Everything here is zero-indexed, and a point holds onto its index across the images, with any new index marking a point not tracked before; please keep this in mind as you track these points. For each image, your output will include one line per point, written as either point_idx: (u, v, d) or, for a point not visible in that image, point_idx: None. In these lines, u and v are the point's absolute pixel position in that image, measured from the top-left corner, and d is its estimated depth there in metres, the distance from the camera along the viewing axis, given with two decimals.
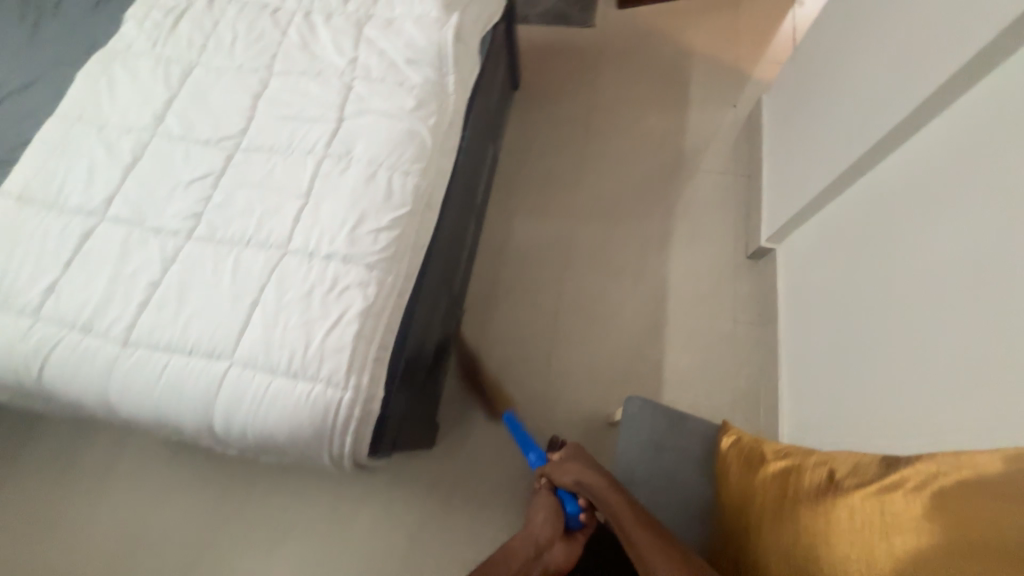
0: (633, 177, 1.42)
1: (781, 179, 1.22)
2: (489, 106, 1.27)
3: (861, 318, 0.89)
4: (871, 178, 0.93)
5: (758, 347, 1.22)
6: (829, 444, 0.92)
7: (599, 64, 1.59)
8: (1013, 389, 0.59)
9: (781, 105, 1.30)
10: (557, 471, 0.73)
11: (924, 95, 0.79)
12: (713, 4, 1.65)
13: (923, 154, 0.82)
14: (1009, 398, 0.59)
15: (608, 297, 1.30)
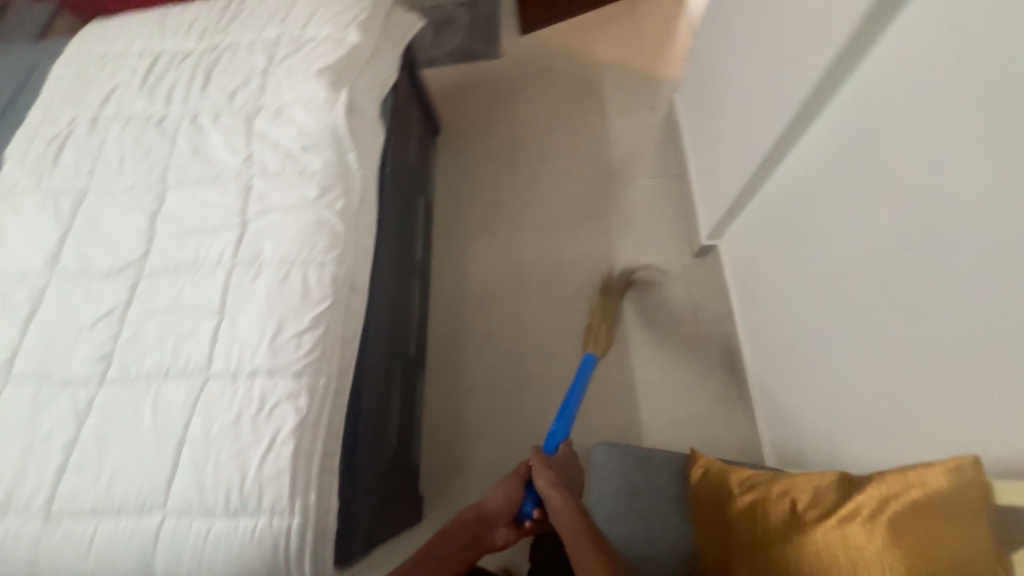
0: (569, 199, 1.42)
1: (707, 175, 1.23)
2: (408, 161, 1.25)
3: (807, 306, 0.89)
4: (788, 167, 0.94)
5: (724, 344, 1.21)
6: (806, 437, 0.91)
7: (514, 93, 1.60)
8: (954, 369, 0.59)
9: (691, 103, 1.32)
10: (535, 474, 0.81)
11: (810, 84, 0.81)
12: (610, 15, 1.69)
13: (824, 139, 0.82)
14: (953, 378, 0.59)
15: (568, 324, 1.28)
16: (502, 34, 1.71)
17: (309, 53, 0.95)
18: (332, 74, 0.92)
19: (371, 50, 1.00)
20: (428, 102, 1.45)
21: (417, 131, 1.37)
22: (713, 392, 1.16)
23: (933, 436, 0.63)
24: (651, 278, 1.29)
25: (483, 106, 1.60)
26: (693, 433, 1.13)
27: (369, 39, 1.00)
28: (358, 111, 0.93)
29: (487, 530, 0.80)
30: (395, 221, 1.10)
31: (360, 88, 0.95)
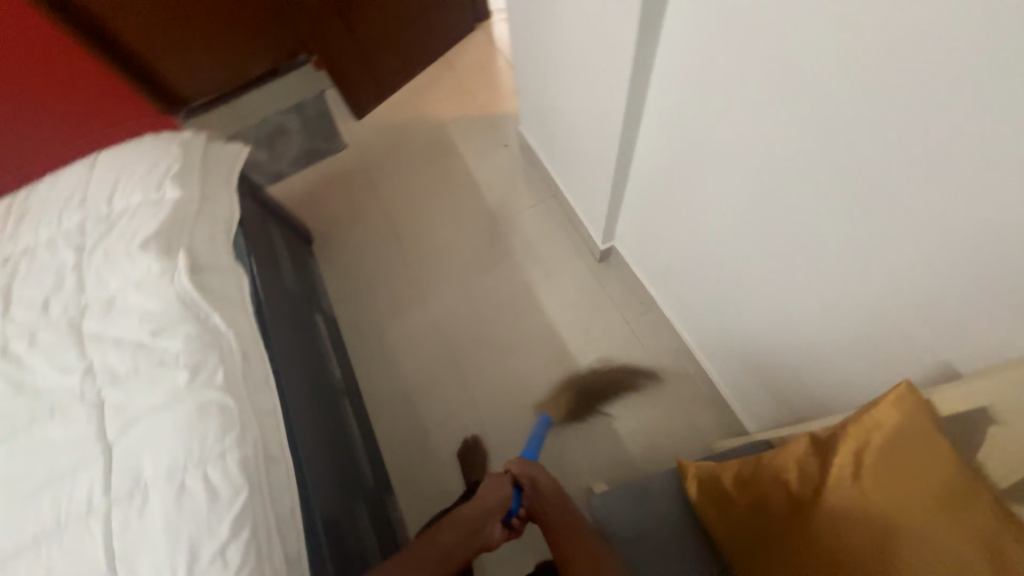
0: (466, 256, 1.40)
1: (577, 188, 1.26)
2: (286, 284, 1.14)
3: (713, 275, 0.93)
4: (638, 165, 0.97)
5: (662, 334, 1.20)
6: (767, 391, 0.93)
7: (373, 177, 1.57)
8: (853, 291, 0.63)
9: (536, 130, 1.37)
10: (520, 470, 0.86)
11: None
12: (433, 76, 1.74)
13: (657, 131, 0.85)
14: (856, 299, 0.63)
15: (518, 376, 1.23)
16: (340, 126, 1.69)
17: (125, 228, 0.83)
18: (159, 240, 0.81)
19: (198, 199, 0.90)
20: (287, 217, 1.36)
21: (286, 250, 1.27)
22: (672, 382, 1.16)
23: (874, 352, 0.65)
24: (572, 298, 1.29)
25: (347, 199, 1.55)
26: (672, 429, 1.12)
27: (192, 188, 0.91)
28: (208, 266, 0.83)
29: (479, 529, 0.78)
30: (296, 356, 0.99)
31: (199, 241, 0.85)
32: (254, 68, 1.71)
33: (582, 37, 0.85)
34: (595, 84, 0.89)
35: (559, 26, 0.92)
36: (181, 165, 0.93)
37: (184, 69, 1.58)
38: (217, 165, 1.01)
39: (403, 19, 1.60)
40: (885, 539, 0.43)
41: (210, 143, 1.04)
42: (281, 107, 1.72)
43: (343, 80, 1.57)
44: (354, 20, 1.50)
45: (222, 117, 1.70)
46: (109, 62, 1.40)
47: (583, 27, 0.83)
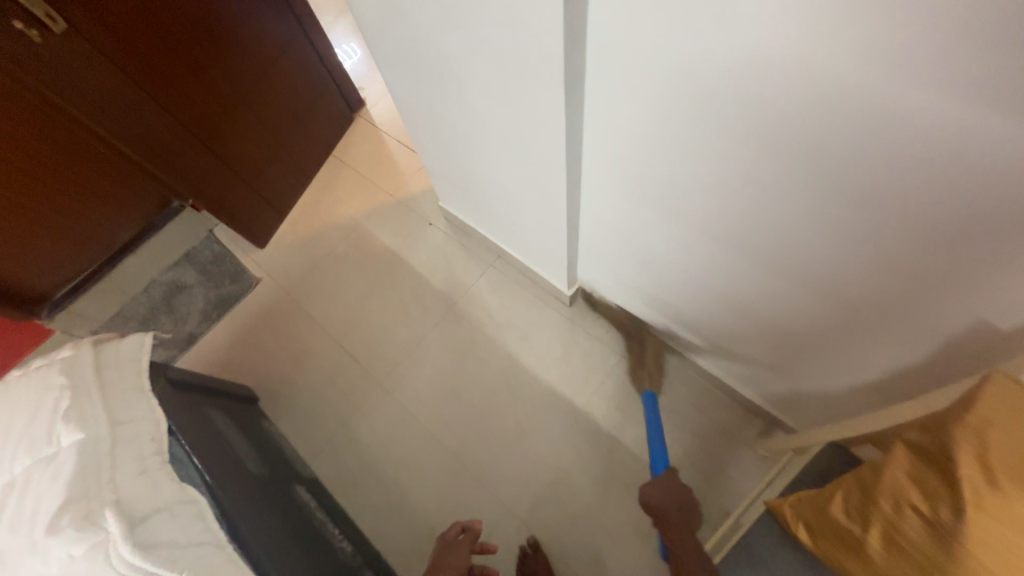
0: (435, 351, 1.29)
1: (522, 245, 1.23)
2: (247, 465, 0.95)
3: (694, 290, 0.92)
4: (584, 208, 0.96)
5: (659, 354, 1.18)
6: (785, 382, 0.92)
7: (300, 303, 1.42)
8: (849, 276, 0.63)
9: (458, 201, 1.32)
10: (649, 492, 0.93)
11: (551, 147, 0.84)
12: (329, 179, 1.65)
13: (597, 175, 0.85)
14: (855, 283, 0.64)
15: (539, 457, 1.13)
16: (244, 260, 1.52)
17: (17, 510, 0.63)
18: (74, 508, 0.61)
19: (108, 428, 0.71)
20: (218, 385, 1.16)
21: (232, 425, 1.06)
22: (690, 399, 1.12)
23: (891, 326, 0.65)
24: (559, 353, 1.23)
25: (280, 335, 1.37)
26: (710, 447, 1.07)
27: (96, 419, 0.71)
28: (150, 512, 0.64)
29: None
30: (295, 558, 0.80)
31: (127, 484, 0.66)
32: (124, 232, 1.47)
33: (493, 107, 0.82)
34: (521, 146, 0.85)
35: (462, 102, 0.88)
36: (73, 393, 0.73)
37: (37, 262, 1.32)
38: (118, 368, 0.81)
39: (279, 132, 1.50)
40: None
41: (100, 345, 0.83)
42: (168, 262, 1.51)
43: (230, 214, 1.41)
44: (225, 150, 1.36)
45: (101, 297, 1.46)
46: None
47: (492, 99, 0.80)
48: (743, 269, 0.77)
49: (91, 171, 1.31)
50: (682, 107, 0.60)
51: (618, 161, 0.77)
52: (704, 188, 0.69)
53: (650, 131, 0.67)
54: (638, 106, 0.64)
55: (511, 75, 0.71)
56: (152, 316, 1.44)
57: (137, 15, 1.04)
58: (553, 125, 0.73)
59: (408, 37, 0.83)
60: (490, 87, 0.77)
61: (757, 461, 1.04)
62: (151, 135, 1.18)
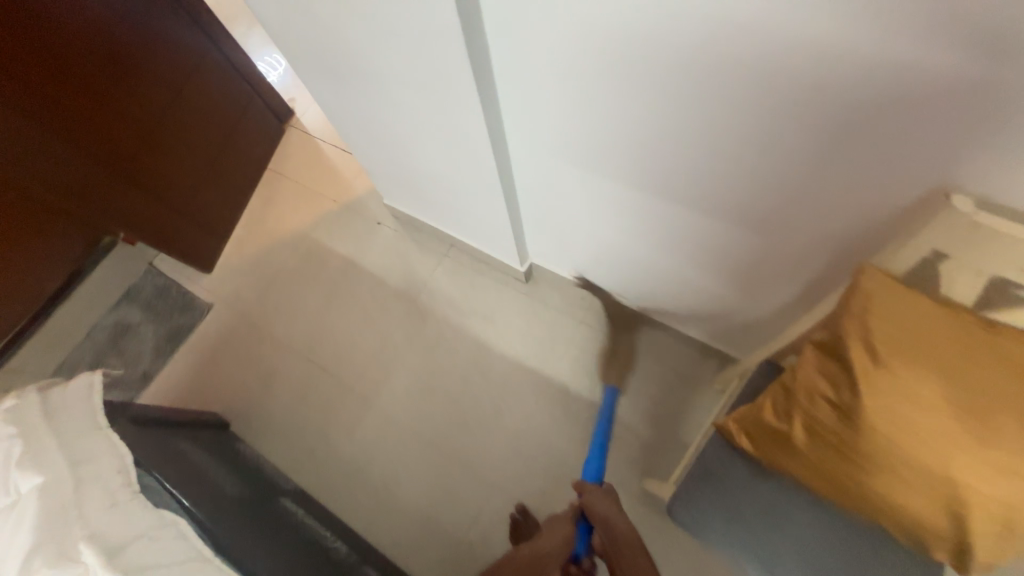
0: (403, 347, 1.30)
1: (471, 231, 1.25)
2: (226, 487, 0.95)
3: (633, 247, 0.98)
4: (520, 185, 1.00)
5: (616, 314, 1.24)
6: (726, 318, 1.00)
7: (257, 322, 1.39)
8: (756, 208, 0.70)
9: (403, 197, 1.33)
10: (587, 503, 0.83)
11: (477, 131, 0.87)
12: (269, 193, 1.61)
13: (525, 152, 0.89)
14: (763, 213, 0.70)
15: (517, 429, 1.17)
16: (192, 289, 1.47)
17: None
18: (46, 549, 0.61)
19: (69, 468, 0.70)
20: (183, 416, 1.13)
21: (204, 452, 1.05)
22: (650, 351, 1.19)
23: (800, 248, 0.73)
24: (523, 329, 1.27)
25: (243, 358, 1.35)
26: (672, 391, 1.15)
27: (54, 461, 0.70)
28: (128, 539, 0.65)
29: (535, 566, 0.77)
30: (290, 565, 0.82)
31: (99, 518, 0.66)
32: (54, 280, 1.36)
33: (413, 98, 0.83)
34: (448, 133, 0.87)
35: (383, 97, 0.89)
36: (24, 441, 0.71)
37: None
38: (69, 409, 0.79)
39: (208, 153, 1.45)
40: (938, 407, 0.47)
41: (46, 390, 0.81)
42: (110, 303, 1.45)
43: (167, 243, 1.37)
44: (152, 178, 1.31)
45: (41, 350, 1.38)
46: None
47: (411, 89, 0.81)
48: (669, 218, 0.83)
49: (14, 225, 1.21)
50: (585, 72, 0.64)
51: (541, 134, 0.81)
52: (620, 148, 0.74)
53: (563, 99, 0.71)
54: (546, 76, 0.68)
55: (421, 63, 0.73)
56: (100, 359, 1.39)
57: (30, 52, 0.98)
58: (472, 106, 0.75)
59: (317, 40, 0.83)
60: (406, 79, 0.79)
61: (716, 396, 1.13)
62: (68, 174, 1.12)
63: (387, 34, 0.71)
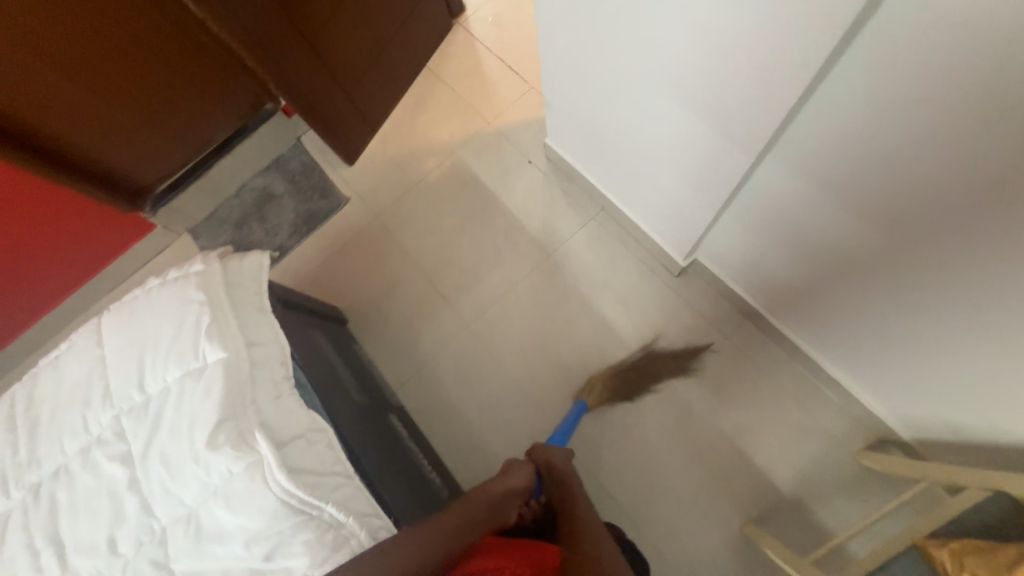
0: (525, 301, 1.25)
1: (639, 202, 1.11)
2: (350, 389, 1.00)
3: (850, 292, 0.82)
4: (748, 184, 0.82)
5: (767, 344, 1.11)
6: (924, 401, 0.86)
7: (389, 230, 1.38)
8: None
9: (572, 145, 1.19)
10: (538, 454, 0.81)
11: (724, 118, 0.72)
12: (424, 94, 1.51)
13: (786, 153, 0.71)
14: None
15: (624, 425, 1.12)
16: (333, 177, 1.47)
17: (175, 421, 0.66)
18: (228, 427, 0.65)
19: (246, 349, 0.73)
20: (314, 304, 1.17)
21: (332, 347, 1.09)
22: (792, 394, 1.07)
23: None
24: (658, 324, 1.17)
25: (369, 261, 1.36)
26: (806, 446, 1.04)
27: (234, 339, 0.73)
28: (289, 437, 0.68)
29: (498, 513, 0.67)
30: (403, 489, 0.89)
31: (268, 408, 0.69)
32: (219, 129, 1.42)
33: (687, 48, 0.66)
34: (703, 98, 0.72)
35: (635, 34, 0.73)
36: (212, 313, 0.74)
37: (141, 154, 1.31)
38: (245, 287, 0.82)
39: (381, 39, 1.36)
40: None
41: (227, 261, 0.83)
42: (258, 168, 1.51)
43: (328, 127, 1.33)
44: (328, 55, 1.24)
45: (198, 199, 1.47)
46: (40, 168, 1.10)
47: (692, 33, 0.64)
48: (943, 288, 0.66)
49: (195, 66, 1.24)
50: (991, 91, 0.45)
51: (826, 139, 0.63)
52: (947, 193, 0.56)
53: (905, 113, 0.53)
54: (912, 83, 0.50)
55: (744, 11, 0.55)
56: (244, 220, 1.47)
57: None
58: (783, 73, 0.58)
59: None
60: (698, 23, 0.62)
61: (856, 468, 1.01)
62: (264, 32, 1.06)
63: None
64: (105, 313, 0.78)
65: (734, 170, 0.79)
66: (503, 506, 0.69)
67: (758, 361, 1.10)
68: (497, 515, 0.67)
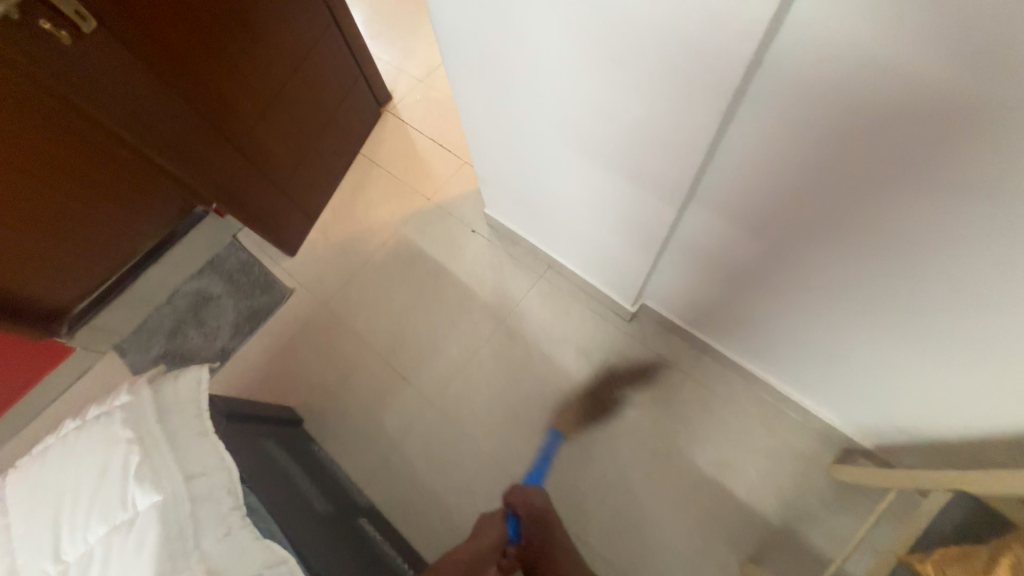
0: (487, 369, 1.23)
1: (582, 258, 1.16)
2: (311, 499, 0.91)
3: (786, 315, 0.88)
4: (676, 231, 0.89)
5: (725, 374, 1.15)
6: (876, 408, 0.91)
7: (338, 316, 1.34)
8: (987, 311, 0.62)
9: (510, 211, 1.24)
10: (514, 498, 1.00)
11: (644, 177, 0.78)
12: (361, 178, 1.54)
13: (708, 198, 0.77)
14: (995, 314, 0.61)
15: (606, 481, 1.09)
16: (274, 270, 1.43)
17: None
18: None
19: (184, 484, 0.65)
20: (262, 410, 1.07)
21: (287, 454, 1.00)
22: (757, 419, 1.10)
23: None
24: (621, 371, 1.18)
25: (320, 351, 1.30)
26: (782, 470, 1.06)
27: (170, 475, 0.65)
28: None
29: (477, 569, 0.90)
30: None
31: (214, 551, 0.62)
32: (147, 238, 1.36)
33: (602, 121, 0.74)
34: (623, 162, 0.79)
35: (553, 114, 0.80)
36: (141, 449, 0.66)
37: (56, 276, 1.21)
38: (179, 410, 0.74)
39: (308, 132, 1.38)
40: None
41: (157, 385, 0.76)
42: (192, 271, 1.45)
43: (261, 221, 1.30)
44: (253, 151, 1.24)
45: (125, 314, 1.37)
46: None
47: (604, 106, 0.71)
48: (866, 302, 0.73)
49: (113, 179, 1.20)
50: (851, 139, 0.54)
51: (736, 184, 0.71)
52: (851, 218, 0.63)
53: (802, 156, 0.60)
54: (802, 132, 0.57)
55: (646, 87, 0.63)
56: (179, 328, 1.37)
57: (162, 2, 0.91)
58: (687, 135, 0.65)
59: (501, 41, 0.73)
60: (607, 99, 0.69)
61: (831, 483, 1.03)
62: (180, 135, 1.05)
63: (613, 53, 0.61)
64: (11, 471, 0.68)
65: (660, 222, 0.85)
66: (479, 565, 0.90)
67: (721, 391, 1.14)
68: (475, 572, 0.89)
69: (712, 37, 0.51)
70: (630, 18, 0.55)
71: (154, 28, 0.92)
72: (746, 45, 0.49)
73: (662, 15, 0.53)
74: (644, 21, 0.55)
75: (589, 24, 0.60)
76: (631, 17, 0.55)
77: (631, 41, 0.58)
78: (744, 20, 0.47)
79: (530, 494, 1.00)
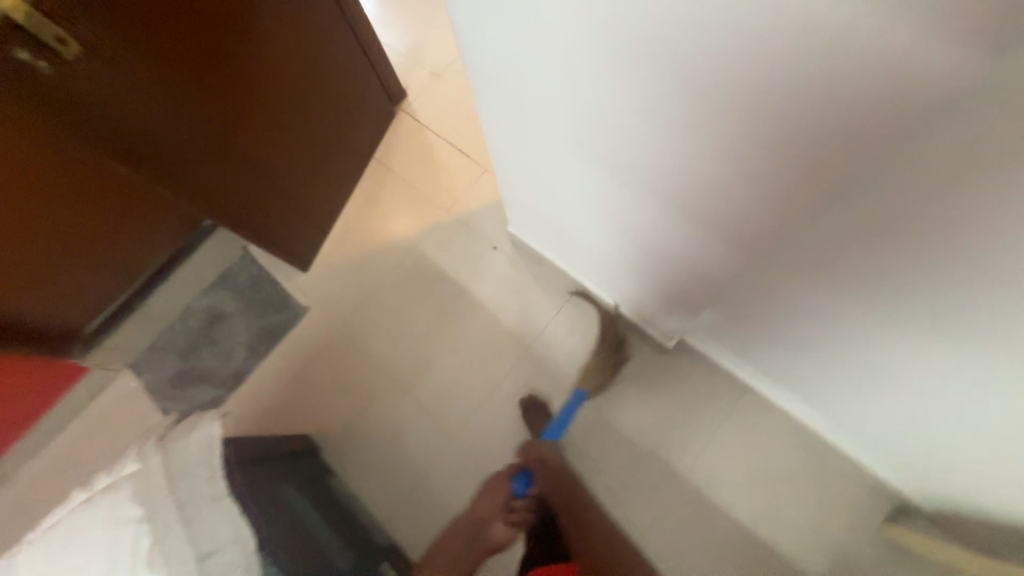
0: (511, 401, 1.17)
1: (616, 287, 1.07)
2: (328, 555, 0.86)
3: (852, 377, 0.79)
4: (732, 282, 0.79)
5: (771, 416, 1.06)
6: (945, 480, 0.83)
7: (355, 338, 1.29)
8: None
9: (536, 233, 1.14)
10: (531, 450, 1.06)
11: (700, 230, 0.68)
12: (375, 186, 1.45)
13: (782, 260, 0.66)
14: None
15: (637, 526, 1.04)
16: (287, 286, 1.36)
17: None
18: None
19: (198, 564, 0.63)
20: (275, 448, 1.03)
21: (302, 500, 0.96)
22: (803, 467, 1.03)
23: None
24: (655, 408, 1.11)
25: (336, 376, 1.26)
26: (828, 523, 0.99)
27: (183, 552, 0.63)
28: None
29: (480, 533, 1.05)
30: None
31: None
32: (157, 255, 1.32)
33: (662, 186, 0.63)
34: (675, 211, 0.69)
35: (599, 170, 0.69)
36: (152, 532, 0.64)
37: (67, 298, 1.18)
38: (192, 474, 0.71)
39: (315, 140, 1.29)
40: None
41: (168, 445, 0.72)
42: (203, 286, 1.37)
43: (269, 238, 1.24)
44: (258, 168, 1.15)
45: (139, 332, 1.33)
46: None
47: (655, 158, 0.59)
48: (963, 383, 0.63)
49: (117, 199, 1.14)
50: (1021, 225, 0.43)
51: None
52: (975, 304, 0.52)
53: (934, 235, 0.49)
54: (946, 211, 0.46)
55: (729, 168, 0.52)
56: (193, 347, 1.33)
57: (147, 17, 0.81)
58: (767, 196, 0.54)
59: (547, 98, 0.61)
60: (675, 171, 0.59)
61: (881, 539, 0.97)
62: (177, 160, 0.97)
63: (699, 130, 0.50)
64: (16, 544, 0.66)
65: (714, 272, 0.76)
66: (485, 525, 1.05)
67: (764, 434, 1.06)
68: (481, 538, 1.04)
69: (839, 135, 0.41)
70: (717, 92, 0.44)
71: (142, 47, 0.83)
72: (886, 146, 0.39)
73: (770, 99, 0.41)
74: (748, 106, 0.43)
75: (664, 92, 0.48)
76: (718, 92, 0.44)
77: (721, 120, 0.47)
78: (890, 120, 0.37)
79: (542, 445, 1.06)
